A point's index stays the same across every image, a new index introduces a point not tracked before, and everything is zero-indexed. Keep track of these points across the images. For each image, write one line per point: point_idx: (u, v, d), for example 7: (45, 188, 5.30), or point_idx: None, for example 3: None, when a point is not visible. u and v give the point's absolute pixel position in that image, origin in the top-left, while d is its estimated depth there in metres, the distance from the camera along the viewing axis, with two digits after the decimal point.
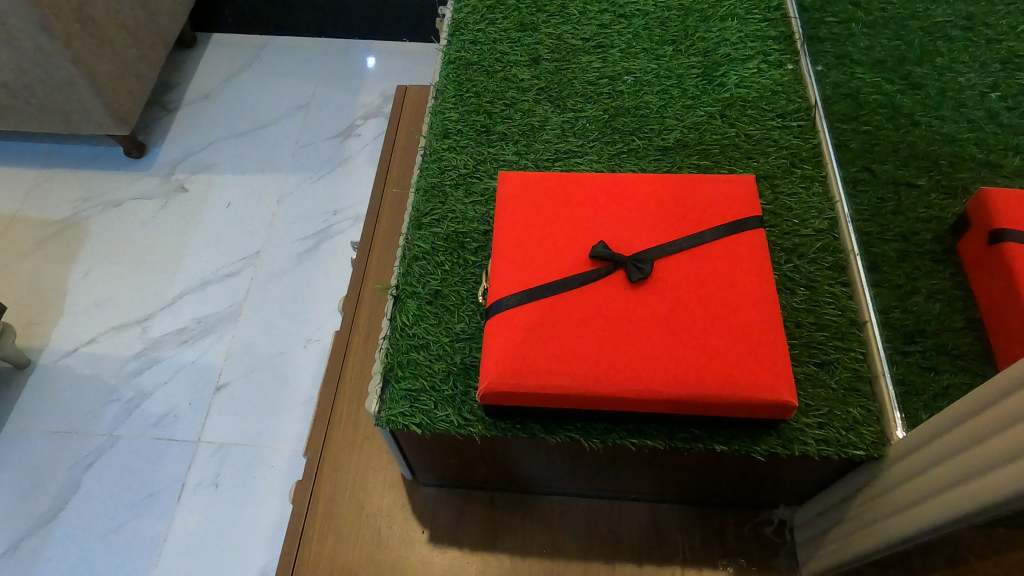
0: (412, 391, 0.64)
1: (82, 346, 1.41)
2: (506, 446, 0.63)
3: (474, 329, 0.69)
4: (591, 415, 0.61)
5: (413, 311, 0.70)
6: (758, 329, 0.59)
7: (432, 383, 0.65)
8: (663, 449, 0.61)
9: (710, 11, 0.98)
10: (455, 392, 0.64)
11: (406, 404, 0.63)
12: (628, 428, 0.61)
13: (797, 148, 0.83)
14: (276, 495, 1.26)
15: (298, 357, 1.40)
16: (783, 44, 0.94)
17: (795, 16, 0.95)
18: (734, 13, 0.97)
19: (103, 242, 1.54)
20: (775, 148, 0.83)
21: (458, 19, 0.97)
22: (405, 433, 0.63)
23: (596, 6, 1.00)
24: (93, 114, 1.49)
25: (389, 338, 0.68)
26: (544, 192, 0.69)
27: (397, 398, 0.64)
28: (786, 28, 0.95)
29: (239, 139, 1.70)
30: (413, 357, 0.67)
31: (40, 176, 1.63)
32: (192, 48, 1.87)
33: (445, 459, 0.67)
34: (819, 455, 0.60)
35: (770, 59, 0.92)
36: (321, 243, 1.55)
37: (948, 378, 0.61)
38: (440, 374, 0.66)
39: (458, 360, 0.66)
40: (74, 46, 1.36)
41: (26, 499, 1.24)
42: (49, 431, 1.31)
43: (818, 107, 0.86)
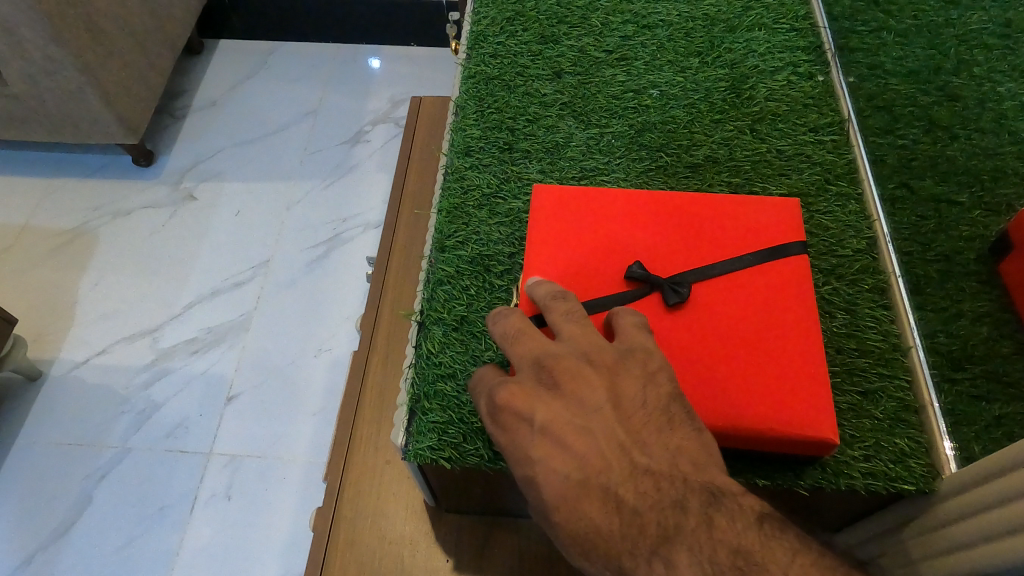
0: (440, 424, 0.63)
1: (93, 357, 1.40)
2: None
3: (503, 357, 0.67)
4: None
5: (439, 338, 0.69)
6: (798, 362, 0.58)
7: (460, 415, 0.63)
8: None
9: (735, 21, 0.96)
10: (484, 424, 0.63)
11: (434, 438, 0.62)
12: None
13: (830, 163, 0.81)
14: (289, 508, 1.24)
15: (309, 368, 1.38)
16: (812, 54, 0.92)
17: (824, 26, 0.93)
18: (760, 23, 0.96)
19: (113, 252, 1.53)
20: (808, 164, 0.81)
21: (477, 32, 0.96)
22: (434, 467, 0.62)
23: (618, 17, 0.98)
24: (102, 124, 1.48)
25: (414, 368, 0.67)
26: (578, 206, 0.68)
27: (425, 431, 0.62)
28: (815, 37, 0.93)
29: (247, 147, 1.69)
30: (440, 386, 0.65)
31: (49, 186, 1.62)
32: (200, 56, 1.86)
33: (472, 488, 0.66)
34: (866, 489, 0.59)
35: (800, 70, 0.90)
36: (331, 251, 1.54)
37: (999, 406, 0.62)
38: (468, 405, 0.64)
39: None
40: (83, 56, 1.35)
41: (38, 512, 1.24)
42: (60, 443, 1.30)
43: (851, 121, 0.84)
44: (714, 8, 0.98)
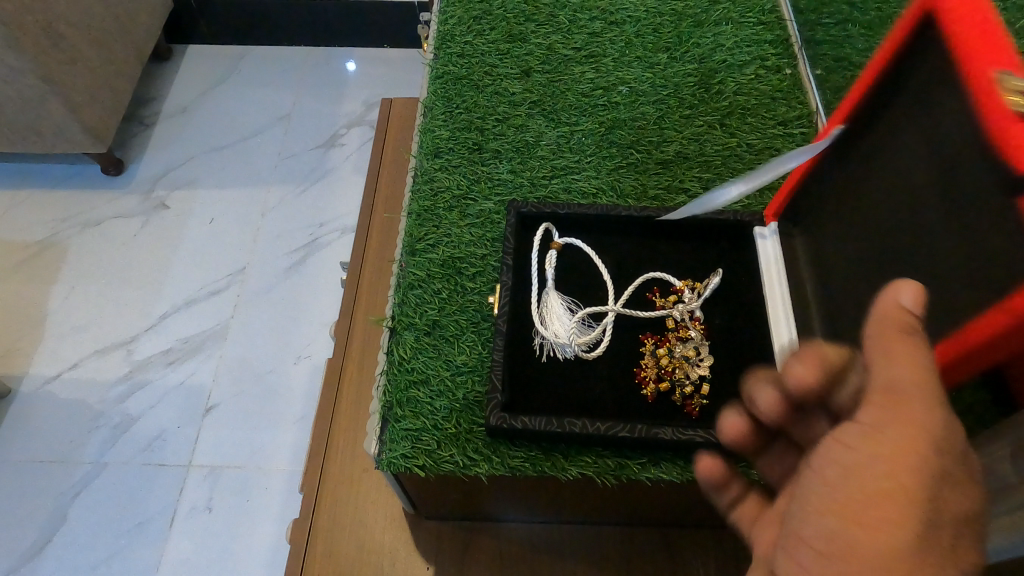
0: (414, 431, 0.62)
1: (65, 371, 1.37)
2: (511, 481, 0.61)
3: (475, 361, 0.67)
4: (603, 446, 0.59)
5: (410, 343, 0.68)
6: None
7: (433, 422, 0.63)
8: (677, 483, 0.59)
9: (703, 16, 0.96)
10: (459, 430, 0.62)
11: (408, 445, 0.61)
12: (643, 460, 0.59)
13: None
14: (271, 518, 1.23)
15: (288, 375, 1.37)
16: (779, 48, 0.92)
17: (790, 19, 0.94)
18: (728, 17, 0.96)
19: (83, 264, 1.50)
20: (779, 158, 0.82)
21: (444, 32, 0.95)
22: (408, 475, 0.61)
23: (586, 14, 0.98)
24: (68, 133, 1.45)
25: (386, 374, 0.66)
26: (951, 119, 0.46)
27: (398, 438, 0.62)
28: (781, 31, 0.93)
29: (219, 153, 1.66)
30: (413, 394, 0.65)
31: (15, 198, 1.59)
32: (167, 61, 1.83)
33: (448, 494, 0.65)
34: None
35: (768, 63, 0.91)
36: (308, 257, 1.52)
37: None
38: (441, 412, 0.64)
39: (459, 397, 0.65)
40: (44, 64, 1.32)
41: (10, 533, 1.20)
42: (33, 461, 1.27)
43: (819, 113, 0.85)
44: (683, 3, 0.98)
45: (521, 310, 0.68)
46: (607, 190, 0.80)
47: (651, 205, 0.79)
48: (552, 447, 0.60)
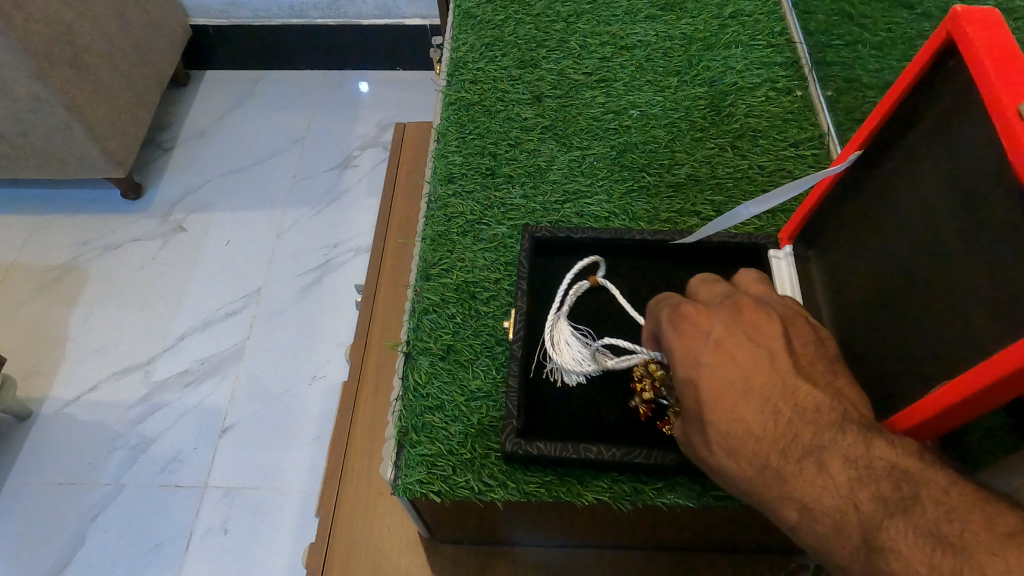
0: (429, 457, 0.62)
1: (84, 394, 1.38)
2: (528, 507, 0.61)
3: (490, 387, 0.67)
4: (621, 469, 0.58)
5: (425, 368, 0.69)
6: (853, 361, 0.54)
7: (449, 448, 0.63)
8: (696, 508, 0.59)
9: (712, 39, 0.97)
10: (475, 456, 0.62)
11: (423, 471, 0.61)
12: (661, 485, 0.58)
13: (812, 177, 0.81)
14: (287, 540, 1.22)
15: (304, 396, 1.37)
16: (789, 69, 0.93)
17: (800, 41, 0.94)
18: (737, 40, 0.97)
19: (103, 286, 1.52)
20: (790, 179, 0.82)
21: (456, 58, 0.97)
22: (425, 502, 0.61)
23: (597, 39, 0.99)
24: (90, 158, 1.48)
25: (401, 399, 0.67)
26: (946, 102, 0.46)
27: (414, 465, 0.62)
28: (792, 53, 0.94)
29: (236, 175, 1.69)
30: (428, 419, 0.65)
31: (38, 223, 1.62)
32: (185, 87, 1.87)
33: (465, 519, 0.65)
34: None
35: (778, 86, 0.91)
36: (323, 277, 1.53)
37: None
38: (457, 438, 0.64)
39: (474, 423, 0.65)
40: (69, 93, 1.35)
41: (29, 556, 1.21)
42: (53, 483, 1.28)
43: (831, 134, 0.85)
44: (692, 27, 0.99)
45: (535, 334, 0.68)
46: (619, 214, 0.80)
47: (665, 227, 0.79)
48: (568, 472, 0.60)
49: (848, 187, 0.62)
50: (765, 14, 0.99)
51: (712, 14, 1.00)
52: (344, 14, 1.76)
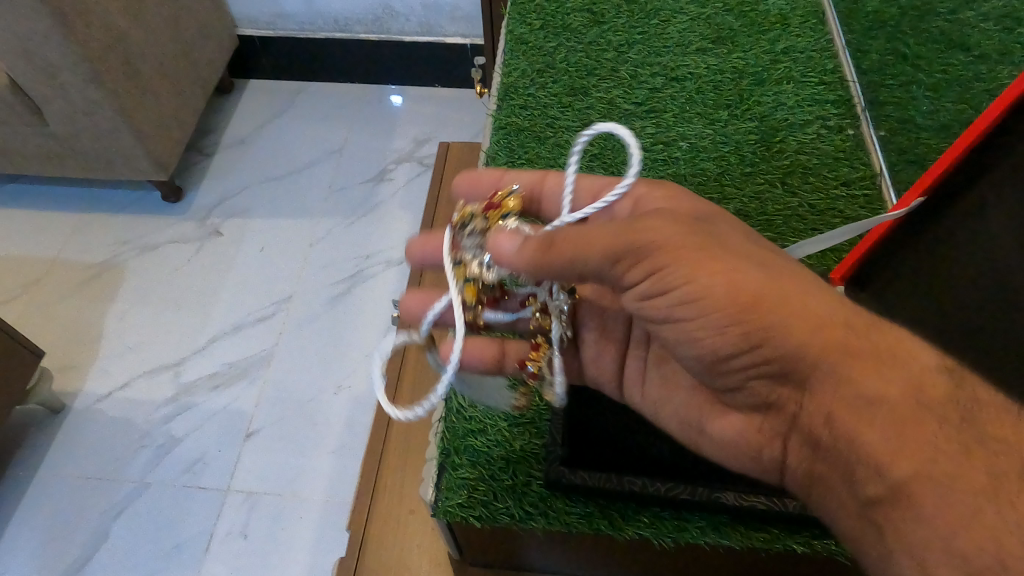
0: (470, 481, 0.64)
1: (116, 390, 1.41)
2: (568, 537, 0.63)
3: (533, 412, 0.70)
4: (662, 505, 0.60)
5: None
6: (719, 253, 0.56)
7: (491, 473, 0.65)
8: (739, 549, 0.60)
9: (764, 74, 0.97)
10: (515, 482, 0.64)
11: (464, 495, 0.63)
12: (703, 525, 0.60)
13: (862, 217, 0.81)
14: (305, 549, 1.23)
15: (328, 405, 1.38)
16: (840, 107, 0.92)
17: (853, 79, 0.94)
18: (788, 76, 0.97)
19: (140, 286, 1.56)
20: (841, 219, 0.81)
21: (507, 84, 0.98)
22: (465, 525, 0.63)
23: (647, 69, 1.00)
24: (134, 161, 1.52)
25: (445, 421, 0.69)
26: None
27: (455, 488, 0.64)
28: (844, 91, 0.93)
29: (273, 184, 1.72)
30: (471, 442, 0.67)
31: (82, 220, 1.66)
32: (229, 95, 1.91)
33: (502, 544, 0.66)
34: None
35: (830, 124, 0.91)
36: (353, 287, 1.55)
37: None
38: (498, 463, 0.66)
39: (516, 449, 0.67)
40: (120, 97, 1.39)
41: (54, 548, 1.23)
42: (81, 477, 1.30)
43: (883, 175, 0.84)
44: (743, 61, 0.99)
45: None
46: None
47: None
48: (609, 505, 0.62)
49: (915, 226, 0.70)
50: (817, 51, 0.99)
51: (764, 49, 1.00)
52: (387, 30, 1.80)
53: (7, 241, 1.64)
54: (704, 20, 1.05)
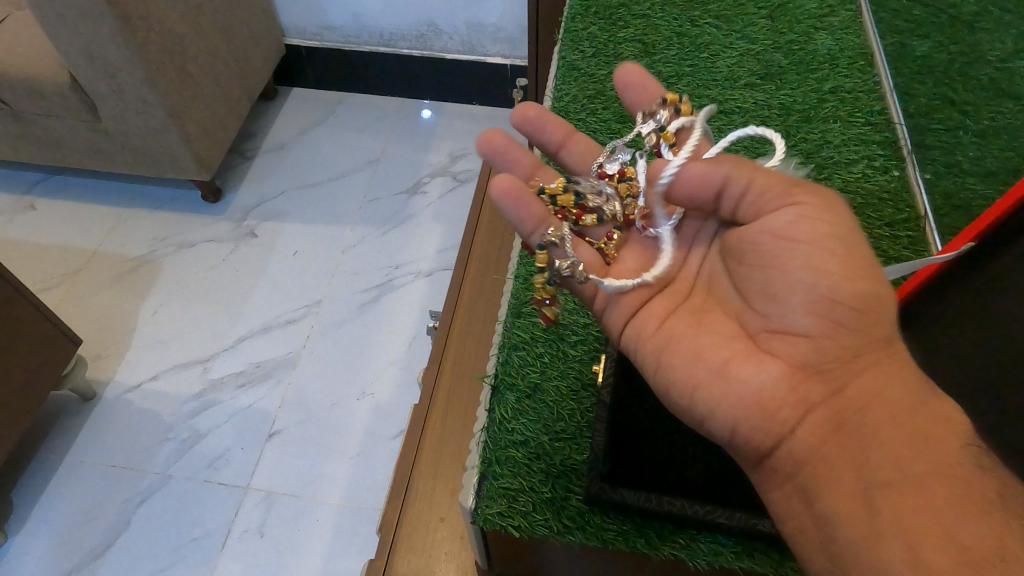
0: (510, 491, 0.66)
1: (144, 382, 1.44)
2: (603, 552, 0.64)
3: (575, 429, 0.71)
4: (698, 527, 0.61)
5: (512, 404, 0.73)
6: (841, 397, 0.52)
7: (531, 484, 0.66)
8: None
9: (811, 112, 0.98)
10: (554, 495, 0.65)
11: (503, 504, 0.65)
12: (737, 551, 0.61)
13: (906, 258, 0.80)
14: (320, 549, 1.24)
15: (350, 410, 1.40)
16: (887, 148, 0.93)
17: (900, 122, 0.94)
18: (837, 114, 0.97)
19: (175, 281, 1.60)
20: (885, 259, 0.81)
21: (556, 108, 1.01)
22: (503, 534, 0.65)
23: (696, 102, 1.01)
24: (179, 160, 1.56)
25: (486, 430, 0.71)
26: None
27: (495, 497, 0.65)
28: (890, 133, 0.94)
29: (309, 189, 1.76)
30: (511, 453, 0.69)
31: (124, 214, 1.72)
32: (273, 101, 1.97)
33: (536, 554, 0.68)
34: None
35: (875, 163, 0.91)
36: (381, 296, 1.57)
37: None
38: (538, 475, 0.67)
39: (556, 463, 0.68)
40: (171, 98, 1.44)
41: (77, 534, 1.26)
42: (107, 465, 1.33)
43: (927, 219, 0.84)
44: (791, 98, 1.00)
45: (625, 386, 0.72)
46: None
47: None
48: (647, 524, 0.63)
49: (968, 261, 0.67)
50: (865, 92, 1.00)
51: (811, 87, 1.01)
52: (430, 47, 1.84)
53: (51, 230, 1.69)
54: (754, 56, 1.07)
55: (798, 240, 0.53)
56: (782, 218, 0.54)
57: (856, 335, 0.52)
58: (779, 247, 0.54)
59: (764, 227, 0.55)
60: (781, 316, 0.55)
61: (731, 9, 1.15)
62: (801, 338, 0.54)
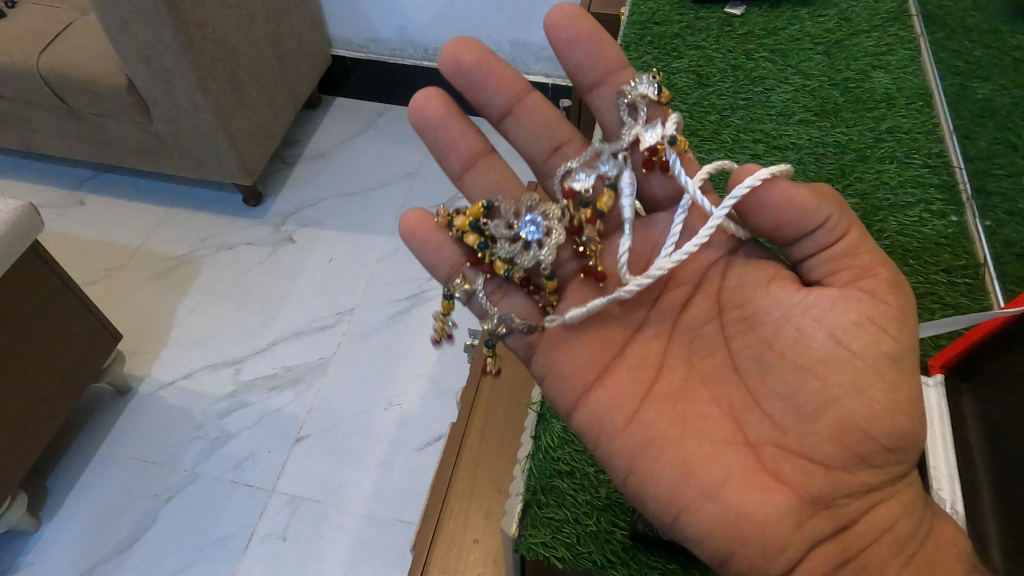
0: (554, 521, 0.66)
1: (178, 380, 1.47)
2: None
3: None
4: None
5: (558, 433, 0.72)
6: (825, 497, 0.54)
7: (575, 516, 0.66)
8: None
9: (866, 151, 0.98)
10: (598, 529, 0.66)
11: (547, 535, 0.65)
12: None
13: (964, 306, 0.79)
14: (340, 556, 1.25)
15: (377, 420, 1.41)
16: (944, 192, 0.91)
17: (959, 165, 0.93)
18: (892, 156, 0.96)
19: (213, 282, 1.63)
20: (941, 307, 0.79)
21: None
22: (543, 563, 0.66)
23: (750, 135, 1.01)
24: (224, 163, 1.60)
25: (531, 457, 0.71)
26: None
27: (539, 526, 0.65)
28: (948, 176, 0.93)
29: (347, 199, 1.79)
30: (556, 483, 0.69)
31: (166, 214, 1.76)
32: (317, 110, 2.01)
33: None
34: None
35: (932, 208, 0.90)
36: (413, 307, 1.58)
37: None
38: (582, 507, 0.67)
39: (601, 495, 0.68)
40: (221, 103, 1.47)
41: (105, 526, 1.28)
42: (138, 460, 1.36)
43: (987, 266, 0.82)
44: (846, 136, 1.00)
45: None
46: None
47: None
48: (691, 564, 0.64)
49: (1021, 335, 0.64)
50: (922, 134, 0.99)
51: (868, 127, 1.00)
52: None
53: (98, 226, 1.74)
54: (809, 91, 1.07)
55: (854, 348, 0.54)
56: (847, 315, 0.54)
57: (879, 471, 0.54)
58: (832, 353, 0.54)
59: (823, 318, 0.55)
60: (802, 438, 0.55)
61: (786, 43, 1.14)
62: (817, 467, 0.54)
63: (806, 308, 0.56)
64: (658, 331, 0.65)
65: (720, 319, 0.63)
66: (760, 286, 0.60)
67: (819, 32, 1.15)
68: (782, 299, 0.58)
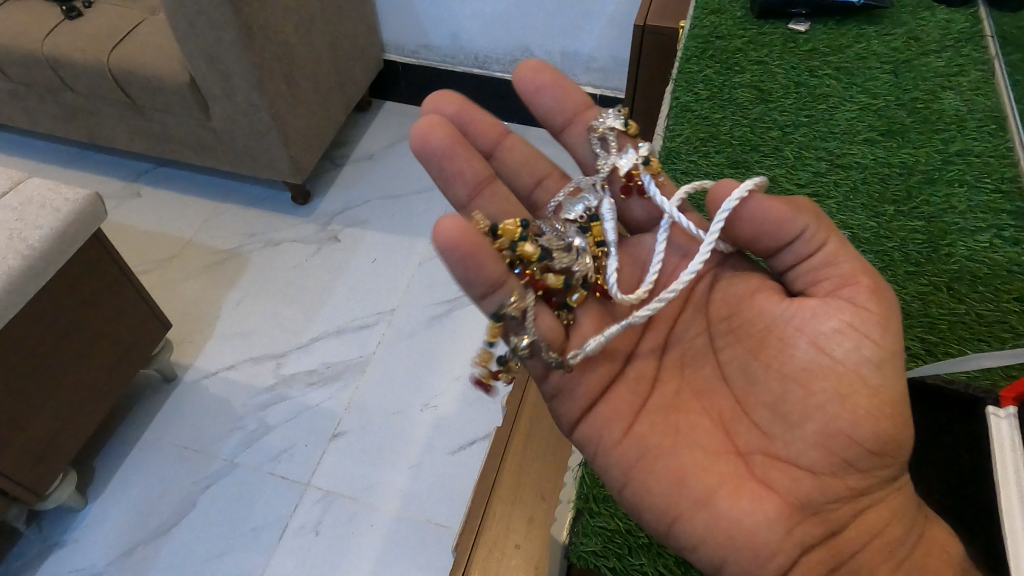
0: (606, 531, 0.66)
1: (221, 370, 1.51)
2: None
3: None
4: None
5: None
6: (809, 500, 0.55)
7: (627, 527, 0.66)
8: None
9: (935, 173, 0.95)
10: (651, 541, 0.65)
11: (599, 544, 0.65)
12: None
13: None
14: (371, 554, 1.26)
15: (413, 420, 1.42)
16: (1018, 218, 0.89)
17: None
18: (963, 178, 0.94)
19: (259, 277, 1.67)
20: (1014, 336, 0.76)
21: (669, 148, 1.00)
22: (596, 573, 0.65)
23: (813, 153, 0.99)
24: (276, 162, 1.64)
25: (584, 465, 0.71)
26: None
27: (591, 535, 0.65)
28: (1021, 202, 0.90)
29: (392, 201, 1.81)
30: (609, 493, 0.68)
31: (216, 209, 1.81)
32: (366, 113, 2.05)
33: None
34: None
35: (1005, 234, 0.87)
36: (453, 310, 1.59)
37: None
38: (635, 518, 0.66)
39: None
40: (277, 103, 1.51)
41: (147, 508, 1.32)
42: (180, 447, 1.39)
43: None
44: (914, 157, 0.97)
45: None
46: None
47: None
48: None
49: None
50: (995, 157, 0.96)
51: (936, 148, 0.98)
52: None
53: (152, 218, 1.80)
54: (875, 111, 1.04)
55: (837, 355, 0.55)
56: (830, 322, 0.55)
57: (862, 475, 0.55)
58: (814, 361, 0.56)
59: (806, 325, 0.56)
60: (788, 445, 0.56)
61: (852, 61, 1.12)
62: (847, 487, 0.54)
63: (790, 315, 0.57)
64: (651, 348, 0.66)
65: (710, 333, 0.65)
66: (747, 298, 0.62)
67: (886, 51, 1.13)
68: (767, 309, 0.59)
